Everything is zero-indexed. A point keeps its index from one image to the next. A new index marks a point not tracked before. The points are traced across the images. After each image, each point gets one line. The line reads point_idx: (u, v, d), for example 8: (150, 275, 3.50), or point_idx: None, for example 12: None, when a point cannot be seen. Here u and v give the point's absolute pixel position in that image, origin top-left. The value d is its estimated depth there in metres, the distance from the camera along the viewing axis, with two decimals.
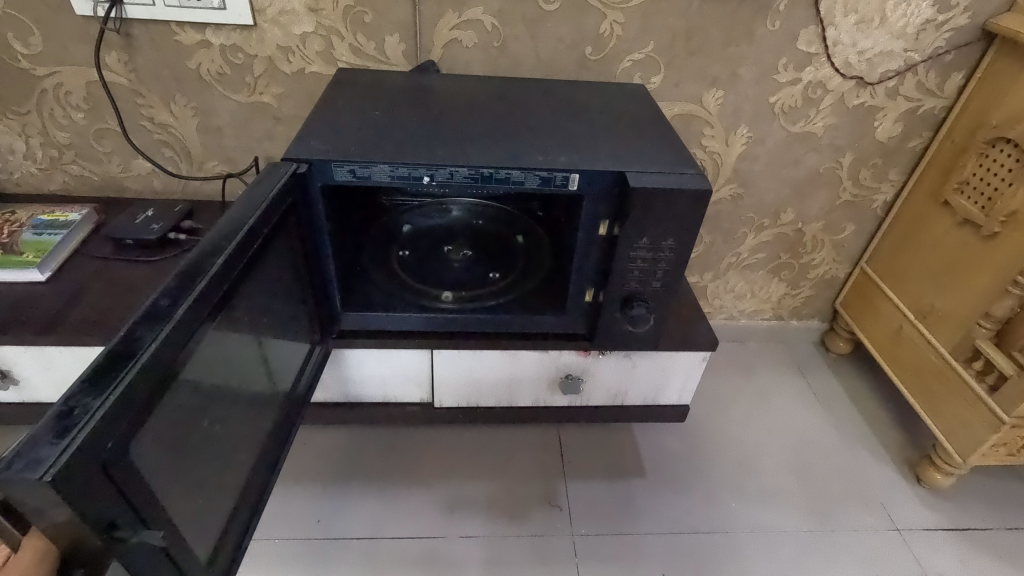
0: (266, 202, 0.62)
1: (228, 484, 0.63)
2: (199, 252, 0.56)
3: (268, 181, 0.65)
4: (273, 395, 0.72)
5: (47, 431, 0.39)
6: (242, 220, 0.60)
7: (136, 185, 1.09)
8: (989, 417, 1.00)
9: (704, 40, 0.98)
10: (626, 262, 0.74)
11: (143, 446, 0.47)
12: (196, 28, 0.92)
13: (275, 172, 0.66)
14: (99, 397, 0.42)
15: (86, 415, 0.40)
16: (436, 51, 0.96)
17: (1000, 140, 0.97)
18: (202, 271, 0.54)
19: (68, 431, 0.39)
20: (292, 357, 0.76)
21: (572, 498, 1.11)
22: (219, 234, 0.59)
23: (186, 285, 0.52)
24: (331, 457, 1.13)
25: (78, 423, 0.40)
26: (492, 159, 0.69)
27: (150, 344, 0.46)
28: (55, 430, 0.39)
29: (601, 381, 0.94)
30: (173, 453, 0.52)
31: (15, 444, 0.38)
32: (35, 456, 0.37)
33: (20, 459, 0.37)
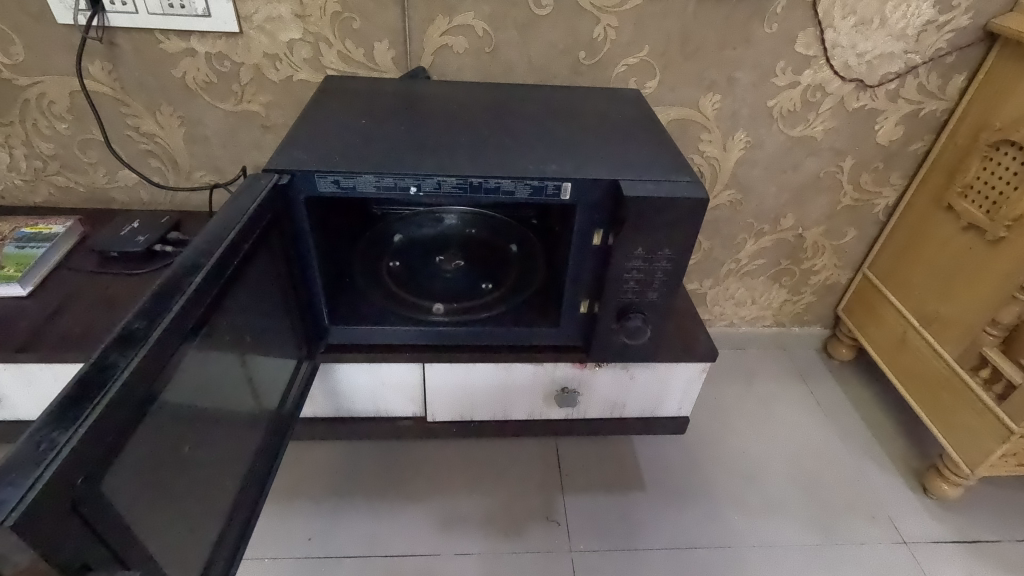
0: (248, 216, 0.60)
1: (214, 510, 0.60)
2: (175, 269, 0.54)
3: (249, 192, 0.63)
4: (259, 414, 0.70)
5: (9, 471, 0.36)
6: (221, 235, 0.58)
7: (123, 196, 1.07)
8: (997, 427, 0.97)
9: (700, 43, 0.96)
10: (622, 272, 0.71)
11: (117, 479, 0.44)
12: (180, 35, 0.90)
13: (256, 184, 0.64)
14: (67, 431, 0.39)
15: (53, 451, 0.38)
16: (426, 57, 0.94)
17: (1005, 143, 0.95)
18: (178, 290, 0.52)
19: (35, 469, 0.37)
20: (278, 374, 0.74)
21: (570, 512, 1.08)
22: (196, 249, 0.56)
23: (162, 305, 0.50)
24: (323, 472, 1.10)
25: (44, 460, 0.37)
26: (481, 168, 0.67)
27: (123, 371, 0.44)
28: (18, 469, 0.36)
29: (598, 393, 0.91)
30: (152, 483, 0.50)
31: None
32: None
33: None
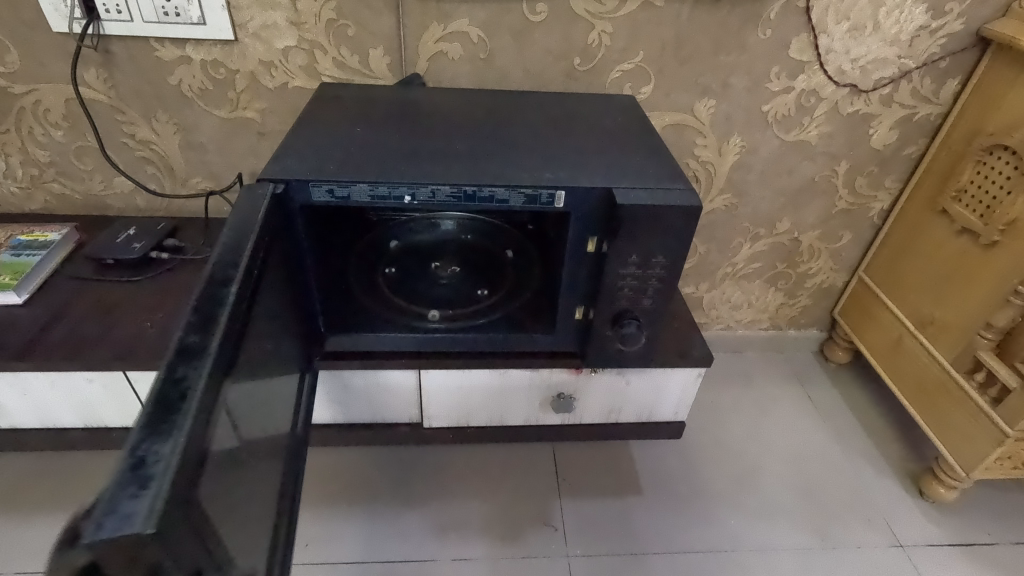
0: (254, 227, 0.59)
1: (268, 526, 0.59)
2: (205, 284, 0.52)
3: (249, 204, 0.62)
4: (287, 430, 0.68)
5: (125, 486, 0.35)
6: (240, 246, 0.57)
7: (119, 203, 1.07)
8: (992, 431, 0.98)
9: (695, 49, 0.97)
10: (616, 279, 0.71)
11: (213, 489, 0.44)
12: (175, 43, 0.90)
13: (254, 194, 0.63)
14: (168, 441, 0.38)
15: (162, 460, 0.37)
16: (421, 64, 0.95)
17: (998, 147, 0.95)
18: (220, 301, 0.50)
19: (150, 479, 0.36)
20: (292, 390, 0.72)
21: (567, 517, 1.08)
22: (219, 263, 0.55)
23: (208, 317, 0.49)
24: (320, 478, 1.10)
25: (156, 470, 0.37)
26: (475, 177, 0.67)
27: (199, 381, 0.43)
28: (134, 482, 0.36)
29: (594, 399, 0.92)
30: (235, 497, 0.49)
31: (93, 503, 0.34)
32: (124, 511, 0.34)
33: (102, 514, 0.33)
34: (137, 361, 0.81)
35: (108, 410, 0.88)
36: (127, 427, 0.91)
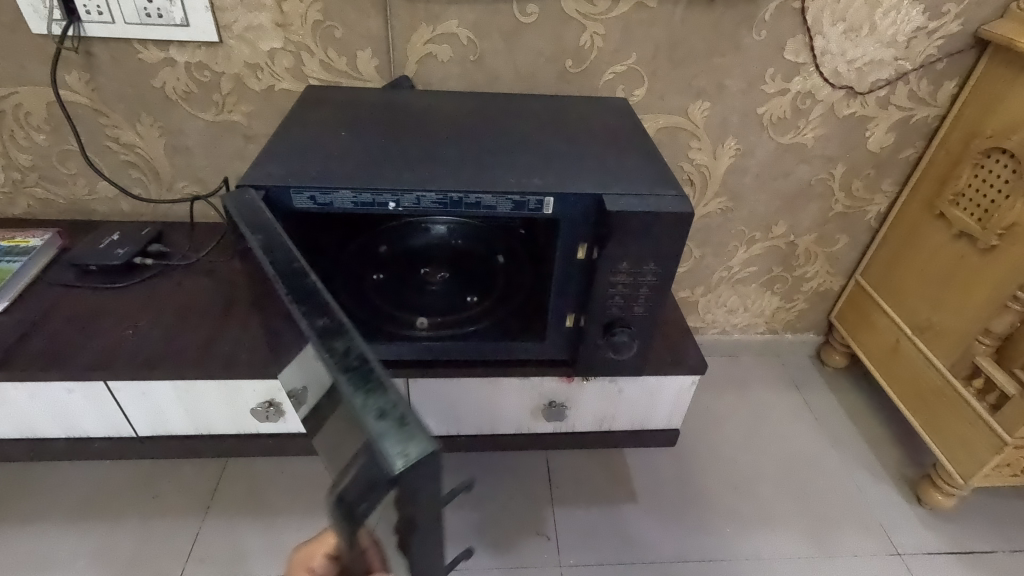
0: (268, 230, 0.56)
1: None
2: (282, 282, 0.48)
3: (251, 210, 0.59)
4: None
5: (385, 424, 0.34)
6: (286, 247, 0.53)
7: (103, 208, 1.05)
8: (991, 438, 0.96)
9: (688, 51, 0.95)
10: (607, 287, 0.70)
11: None
12: (158, 45, 0.88)
13: (241, 200, 0.61)
14: (380, 382, 0.37)
15: (391, 396, 0.36)
16: (410, 66, 0.93)
17: (996, 150, 0.94)
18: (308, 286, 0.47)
19: (397, 411, 0.35)
20: None
21: (560, 526, 1.06)
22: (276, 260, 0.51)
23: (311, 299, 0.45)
24: (311, 486, 1.09)
25: (393, 404, 0.35)
26: (461, 183, 0.65)
27: (357, 334, 0.41)
28: (389, 418, 0.34)
29: (586, 407, 0.90)
30: None
31: (370, 451, 0.33)
32: (401, 442, 0.33)
33: (392, 446, 0.33)
34: (118, 371, 0.79)
35: (89, 420, 0.86)
36: (109, 437, 0.89)
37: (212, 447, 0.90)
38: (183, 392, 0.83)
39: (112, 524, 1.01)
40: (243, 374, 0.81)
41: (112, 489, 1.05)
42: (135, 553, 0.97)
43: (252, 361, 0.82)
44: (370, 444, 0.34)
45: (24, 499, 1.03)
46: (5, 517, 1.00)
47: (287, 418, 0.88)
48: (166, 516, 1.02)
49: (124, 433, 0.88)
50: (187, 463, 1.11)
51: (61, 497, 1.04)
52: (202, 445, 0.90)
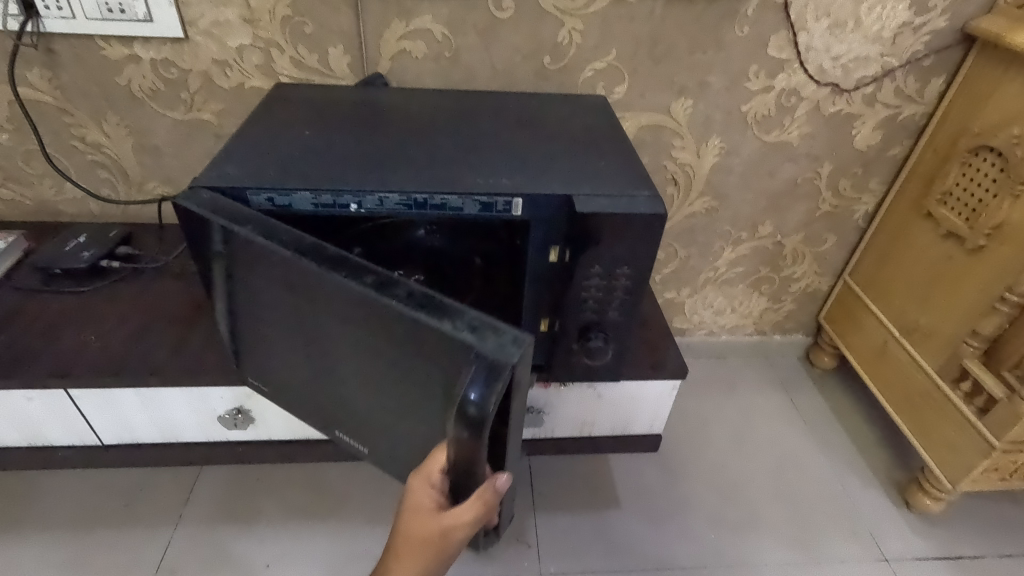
0: (241, 224, 0.55)
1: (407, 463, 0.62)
2: (300, 259, 0.52)
3: (218, 203, 0.58)
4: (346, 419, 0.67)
5: (486, 334, 0.45)
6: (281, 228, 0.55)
7: (72, 209, 1.03)
8: (979, 442, 0.94)
9: (669, 47, 0.93)
10: (579, 290, 0.67)
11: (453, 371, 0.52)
12: (123, 41, 0.85)
13: (196, 197, 0.59)
14: (456, 311, 0.47)
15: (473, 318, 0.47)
16: (384, 63, 0.90)
17: (984, 149, 0.92)
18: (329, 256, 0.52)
19: (484, 325, 0.46)
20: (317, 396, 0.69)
21: (541, 533, 1.04)
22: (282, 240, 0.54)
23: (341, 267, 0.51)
24: (287, 493, 1.06)
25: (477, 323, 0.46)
26: (426, 184, 0.63)
27: (405, 279, 0.51)
28: (486, 330, 0.46)
29: (565, 413, 0.88)
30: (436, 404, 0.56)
31: (486, 356, 0.44)
32: (504, 342, 0.45)
33: (502, 346, 0.44)
34: (78, 378, 0.77)
35: (52, 428, 0.83)
36: (72, 445, 0.86)
37: (179, 455, 0.88)
38: (147, 399, 0.81)
39: (80, 534, 0.98)
40: (208, 381, 0.79)
41: (82, 498, 1.03)
42: (103, 563, 0.95)
43: (218, 367, 0.79)
44: (472, 351, 0.45)
45: None
46: None
47: (257, 424, 0.86)
48: (137, 525, 1.00)
49: (89, 441, 0.86)
50: (160, 470, 1.08)
51: (28, 506, 1.01)
52: (169, 453, 0.88)
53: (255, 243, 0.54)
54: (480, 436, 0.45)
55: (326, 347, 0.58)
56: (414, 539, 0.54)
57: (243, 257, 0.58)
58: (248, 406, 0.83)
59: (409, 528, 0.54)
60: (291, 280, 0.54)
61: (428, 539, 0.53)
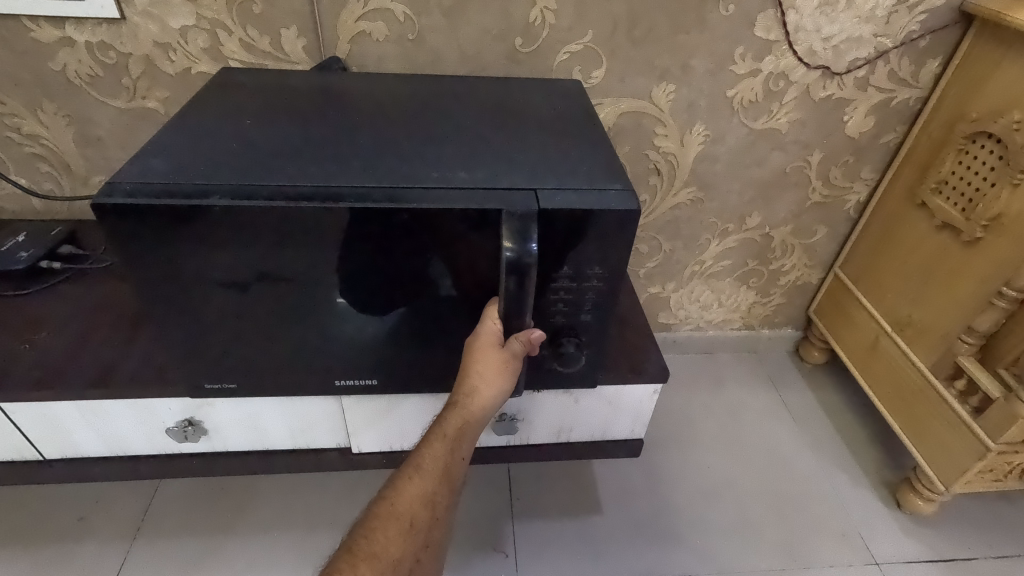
0: (205, 198, 0.53)
1: (408, 358, 0.69)
2: (301, 198, 0.54)
3: (159, 193, 0.53)
4: (328, 369, 0.69)
5: (502, 199, 0.56)
6: (247, 189, 0.55)
7: (12, 205, 0.96)
8: (973, 442, 0.90)
9: (649, 27, 0.87)
10: (547, 293, 0.61)
11: (457, 264, 0.59)
12: (53, 22, 0.78)
13: (121, 189, 0.53)
14: (467, 194, 0.56)
15: (481, 195, 0.56)
16: (342, 46, 0.84)
17: (982, 135, 0.87)
18: (318, 190, 0.55)
19: (492, 195, 0.56)
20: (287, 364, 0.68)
21: (519, 542, 1.00)
22: (269, 194, 0.54)
23: (341, 195, 0.55)
24: (250, 504, 1.01)
25: (488, 198, 0.56)
26: (375, 179, 0.57)
27: (402, 187, 0.56)
28: (498, 198, 0.56)
29: (540, 419, 0.83)
30: (433, 296, 0.62)
31: (515, 211, 0.55)
32: (516, 198, 0.56)
33: (524, 198, 0.56)
34: (9, 390, 0.71)
35: None
36: (11, 461, 0.80)
37: (128, 469, 0.82)
38: (88, 412, 0.75)
39: (30, 551, 0.92)
40: (151, 392, 0.72)
41: (33, 512, 0.97)
42: None
43: (162, 377, 0.73)
44: (498, 216, 0.55)
45: None
46: None
47: (210, 436, 0.80)
48: (91, 540, 0.94)
49: (29, 455, 0.80)
50: (117, 482, 1.03)
51: None
52: (116, 468, 0.82)
53: (236, 212, 0.53)
54: (528, 285, 0.55)
55: (317, 280, 0.60)
56: (491, 360, 0.60)
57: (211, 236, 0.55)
58: (199, 417, 0.77)
59: (483, 354, 0.60)
60: (285, 234, 0.55)
61: (504, 360, 0.60)
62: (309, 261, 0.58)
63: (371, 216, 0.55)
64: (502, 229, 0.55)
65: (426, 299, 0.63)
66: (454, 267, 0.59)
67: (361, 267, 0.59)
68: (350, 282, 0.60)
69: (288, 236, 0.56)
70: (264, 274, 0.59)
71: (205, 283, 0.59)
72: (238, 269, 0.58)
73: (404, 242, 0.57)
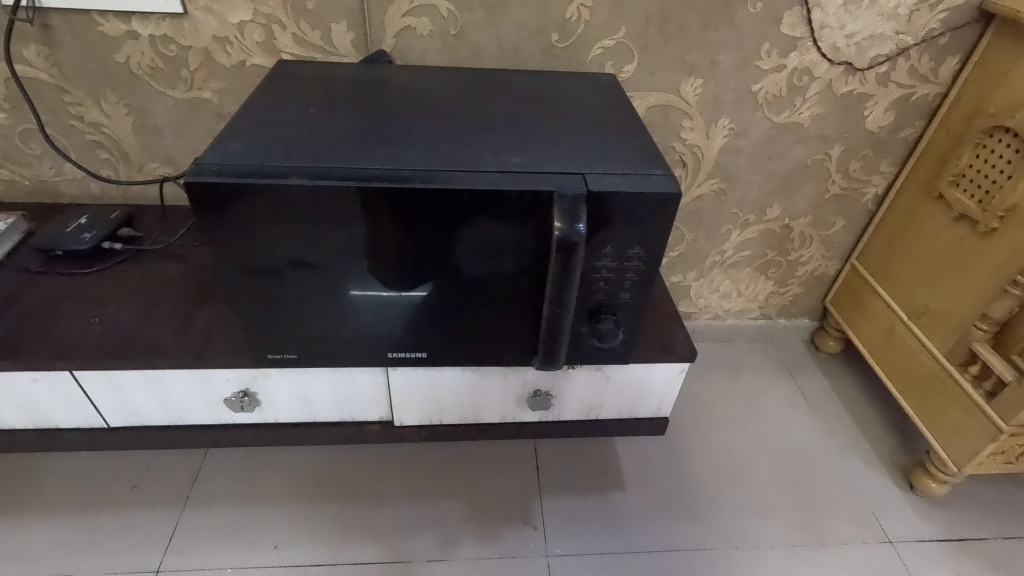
0: (284, 177, 0.58)
1: (454, 333, 0.74)
2: (371, 178, 0.59)
3: (241, 173, 0.58)
4: (380, 342, 0.74)
5: (556, 181, 0.60)
6: (321, 170, 0.59)
7: (71, 189, 1.01)
8: (986, 424, 0.94)
9: (680, 24, 0.91)
10: (590, 273, 0.66)
11: (507, 244, 0.63)
12: (121, 17, 0.83)
13: (208, 168, 0.58)
14: (522, 176, 0.61)
15: (534, 177, 0.61)
16: (388, 40, 0.88)
17: (999, 129, 0.90)
18: (384, 172, 0.60)
19: (544, 178, 0.61)
20: (343, 337, 0.74)
21: (548, 515, 1.04)
22: (340, 175, 0.59)
23: (407, 177, 0.59)
24: (294, 475, 1.06)
25: (541, 180, 0.60)
26: (434, 162, 0.62)
27: (461, 171, 0.61)
28: (551, 180, 0.60)
29: (572, 396, 0.87)
30: (483, 274, 0.67)
31: (567, 192, 0.59)
32: (567, 181, 0.60)
33: (575, 181, 0.60)
34: (84, 360, 0.76)
35: (57, 410, 0.83)
36: (78, 428, 0.86)
37: (187, 437, 0.87)
38: (153, 382, 0.80)
39: (88, 516, 0.98)
40: (214, 363, 0.77)
41: (88, 480, 1.02)
42: (110, 543, 0.94)
43: (222, 349, 0.78)
44: (551, 197, 0.59)
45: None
46: None
47: (263, 407, 0.85)
48: (144, 507, 1.00)
49: (95, 423, 0.85)
50: (165, 453, 1.08)
51: (36, 486, 1.01)
52: (175, 435, 0.87)
53: (311, 191, 0.58)
54: (573, 261, 0.60)
55: (377, 258, 0.65)
56: None
57: (285, 215, 0.60)
58: (254, 388, 0.83)
59: None
60: (352, 212, 0.60)
61: None
62: (370, 239, 0.63)
63: (432, 196, 0.59)
64: (553, 210, 0.60)
65: (476, 276, 0.67)
66: (504, 247, 0.64)
67: (419, 245, 0.64)
68: (406, 260, 0.65)
69: (356, 215, 0.61)
70: (330, 250, 0.64)
71: (275, 258, 0.64)
72: (306, 245, 0.63)
73: (460, 221, 0.62)
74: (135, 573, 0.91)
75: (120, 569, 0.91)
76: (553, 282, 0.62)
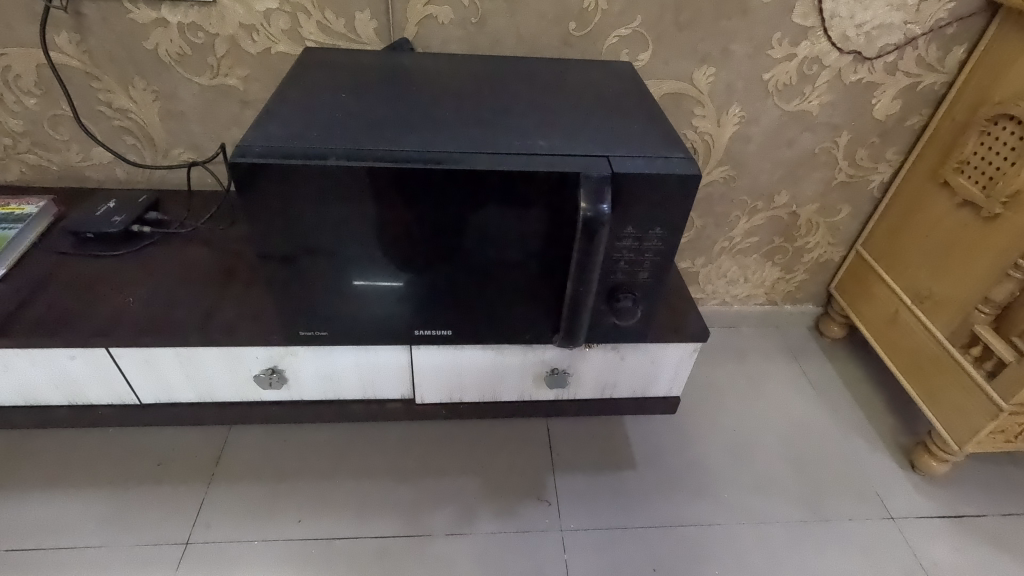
0: (325, 158, 0.61)
1: (478, 312, 0.77)
2: (408, 160, 0.62)
3: (283, 155, 0.61)
4: (406, 321, 0.77)
5: (582, 164, 0.63)
6: (359, 152, 0.62)
7: (98, 174, 1.04)
8: (987, 404, 0.98)
9: (694, 13, 0.93)
10: (612, 252, 0.69)
11: (533, 225, 0.66)
12: (150, 5, 0.86)
13: (251, 150, 0.61)
14: (551, 158, 0.63)
15: (562, 160, 0.63)
16: (410, 28, 0.91)
17: (1003, 117, 0.92)
18: (418, 156, 0.62)
19: (572, 160, 0.63)
20: (371, 316, 0.77)
21: (561, 491, 1.08)
22: (377, 157, 0.62)
23: (441, 159, 0.62)
24: (315, 453, 1.10)
25: (568, 163, 0.63)
26: (465, 145, 0.65)
27: (492, 153, 0.63)
28: (579, 163, 0.63)
29: (588, 375, 0.90)
30: (508, 255, 0.70)
31: (593, 174, 0.62)
32: (592, 164, 0.63)
33: (602, 163, 0.63)
34: (119, 337, 0.79)
35: (91, 386, 0.86)
36: (111, 404, 0.89)
37: (217, 413, 0.90)
38: (185, 359, 0.83)
39: (118, 490, 1.01)
40: (245, 340, 0.80)
41: (116, 457, 1.06)
42: (140, 516, 0.98)
43: (253, 328, 0.81)
44: (577, 178, 0.62)
45: (27, 467, 1.03)
46: (5, 484, 1.00)
47: (290, 384, 0.88)
48: (172, 482, 1.03)
49: (127, 399, 0.88)
50: (189, 431, 1.11)
51: (66, 461, 1.04)
52: (204, 412, 0.90)
53: (347, 173, 0.61)
54: (598, 240, 0.63)
55: (407, 239, 0.68)
56: None
57: (322, 196, 0.63)
58: (282, 366, 0.85)
59: None
60: (385, 194, 0.63)
61: None
62: (401, 220, 0.66)
63: (465, 177, 0.62)
64: (579, 191, 0.62)
65: (501, 256, 0.70)
66: (529, 227, 0.67)
67: (447, 225, 0.67)
68: (435, 240, 0.68)
69: (389, 196, 0.63)
70: (362, 230, 0.66)
71: (309, 239, 0.67)
72: (340, 225, 0.66)
73: (489, 202, 0.64)
74: (166, 544, 0.95)
75: (151, 541, 0.95)
76: (578, 261, 0.65)
